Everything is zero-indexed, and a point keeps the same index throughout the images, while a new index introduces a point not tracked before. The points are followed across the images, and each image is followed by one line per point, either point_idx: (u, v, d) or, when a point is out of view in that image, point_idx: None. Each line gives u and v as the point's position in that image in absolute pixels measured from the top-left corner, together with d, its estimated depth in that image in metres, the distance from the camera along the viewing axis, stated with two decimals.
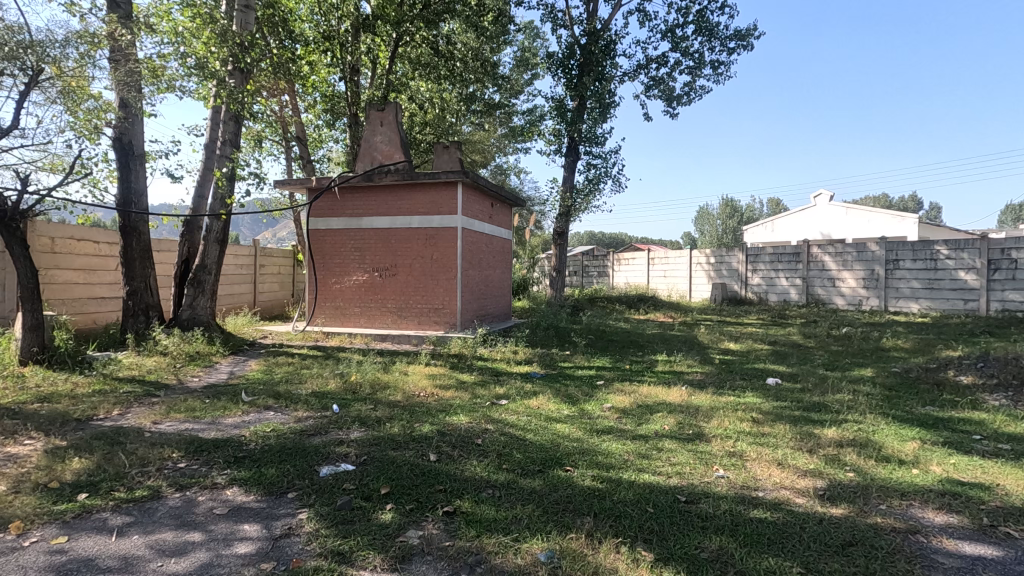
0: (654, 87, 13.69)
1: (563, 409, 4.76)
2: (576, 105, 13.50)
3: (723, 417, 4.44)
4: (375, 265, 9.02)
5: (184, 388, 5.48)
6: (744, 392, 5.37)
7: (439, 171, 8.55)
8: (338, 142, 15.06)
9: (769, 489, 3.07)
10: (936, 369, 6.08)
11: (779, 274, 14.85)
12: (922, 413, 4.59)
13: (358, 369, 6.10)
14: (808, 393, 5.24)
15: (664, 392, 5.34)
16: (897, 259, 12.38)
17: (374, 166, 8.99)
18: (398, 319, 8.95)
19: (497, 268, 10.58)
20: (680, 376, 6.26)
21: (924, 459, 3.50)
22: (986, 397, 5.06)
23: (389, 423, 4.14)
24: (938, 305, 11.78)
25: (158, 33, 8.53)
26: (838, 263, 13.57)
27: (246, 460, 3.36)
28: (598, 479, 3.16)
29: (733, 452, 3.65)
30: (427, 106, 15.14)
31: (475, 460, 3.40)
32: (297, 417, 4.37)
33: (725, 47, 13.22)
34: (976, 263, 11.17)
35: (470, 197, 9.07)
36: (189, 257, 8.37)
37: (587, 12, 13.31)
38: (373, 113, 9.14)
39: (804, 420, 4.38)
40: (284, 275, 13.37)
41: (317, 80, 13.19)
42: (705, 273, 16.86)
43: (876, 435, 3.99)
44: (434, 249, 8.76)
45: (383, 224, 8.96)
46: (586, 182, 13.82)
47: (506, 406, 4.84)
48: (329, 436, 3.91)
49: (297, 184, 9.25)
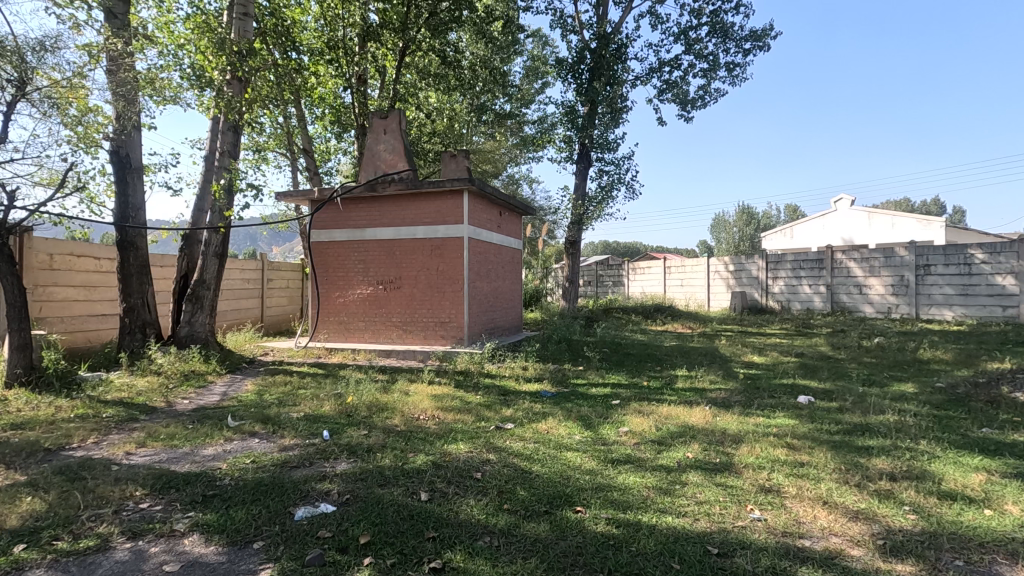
0: (667, 91, 13.29)
1: (575, 433, 4.33)
2: (587, 110, 13.14)
3: (754, 443, 3.96)
4: (379, 278, 8.69)
5: (171, 412, 5.15)
6: (774, 413, 4.88)
7: (444, 179, 8.20)
8: (346, 154, 14.88)
9: (816, 537, 2.60)
10: (987, 384, 5.52)
11: (802, 281, 14.25)
12: (980, 437, 4.07)
13: (356, 389, 5.73)
14: (846, 414, 4.74)
15: (686, 413, 4.88)
16: (928, 264, 11.74)
17: (377, 176, 8.70)
18: (403, 333, 8.60)
19: (507, 279, 10.19)
20: (703, 394, 5.79)
21: (996, 497, 3.01)
22: None
23: (381, 453, 3.75)
24: (974, 312, 11.09)
25: (158, 44, 8.38)
26: (864, 269, 12.96)
27: (215, 500, 2.98)
28: (613, 524, 2.72)
29: (769, 487, 3.18)
30: (436, 115, 14.90)
31: (471, 499, 2.98)
32: (283, 446, 3.99)
33: (740, 49, 12.80)
34: (1014, 267, 10.51)
35: (477, 206, 8.72)
36: (188, 271, 8.10)
37: (597, 16, 12.99)
38: (376, 121, 8.90)
39: (847, 447, 3.89)
40: (292, 289, 13.13)
41: (324, 92, 13.05)
42: (724, 281, 16.28)
43: (933, 465, 3.49)
44: (440, 260, 8.40)
45: (386, 235, 8.63)
46: (598, 190, 13.42)
47: (512, 430, 4.42)
48: (314, 468, 3.51)
49: (300, 196, 8.99)
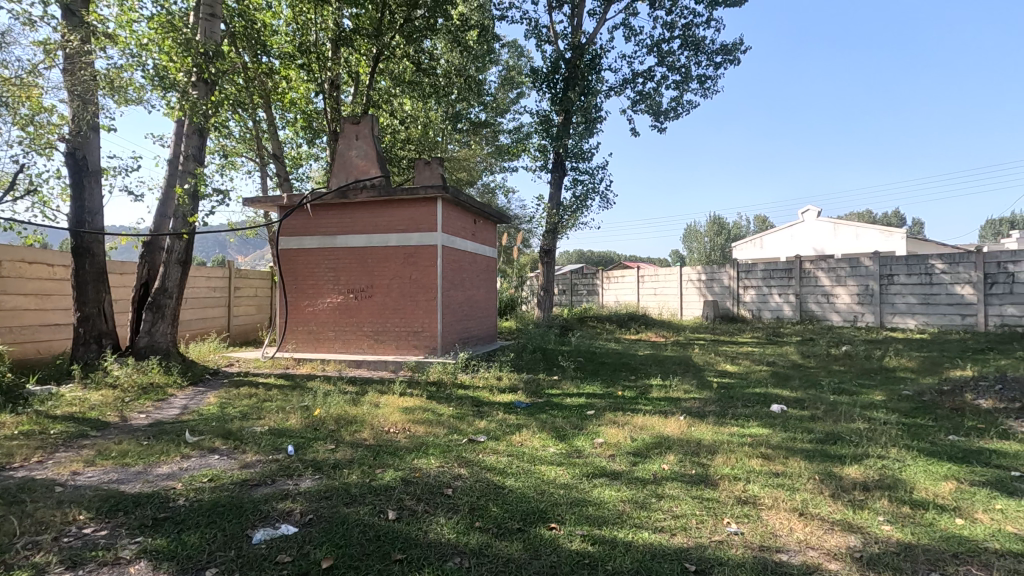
0: (640, 102, 13.43)
1: (551, 446, 4.24)
2: (561, 119, 13.17)
3: (729, 453, 3.94)
4: (350, 286, 8.49)
5: (125, 427, 4.88)
6: (748, 422, 4.87)
7: (417, 187, 8.08)
8: (318, 160, 14.62)
9: (793, 550, 2.56)
10: (951, 392, 5.62)
11: (772, 290, 14.51)
12: (948, 444, 4.13)
13: (325, 401, 5.53)
14: (818, 423, 4.77)
15: (662, 423, 4.84)
16: (892, 274, 12.08)
17: (349, 182, 8.52)
18: (374, 344, 8.40)
19: (481, 287, 10.07)
20: (677, 403, 5.77)
21: (967, 505, 3.02)
22: (1013, 423, 4.63)
23: (348, 469, 3.59)
24: (935, 321, 11.42)
25: (120, 44, 8.08)
26: (831, 278, 13.25)
27: (166, 524, 2.79)
28: (588, 541, 2.63)
29: (745, 499, 3.14)
30: (410, 122, 14.77)
31: (442, 517, 2.86)
32: (244, 462, 3.80)
33: (712, 62, 13.03)
34: (972, 277, 10.86)
35: (451, 214, 8.61)
36: (149, 279, 7.78)
37: (571, 27, 13.08)
38: (348, 127, 8.74)
39: (821, 456, 3.89)
40: (260, 298, 12.77)
41: (296, 97, 12.80)
42: (696, 290, 16.47)
43: (905, 474, 3.51)
44: (413, 268, 8.25)
45: (358, 242, 8.45)
46: (572, 199, 13.44)
47: (486, 444, 4.30)
48: (276, 487, 3.34)
49: (268, 201, 8.74)
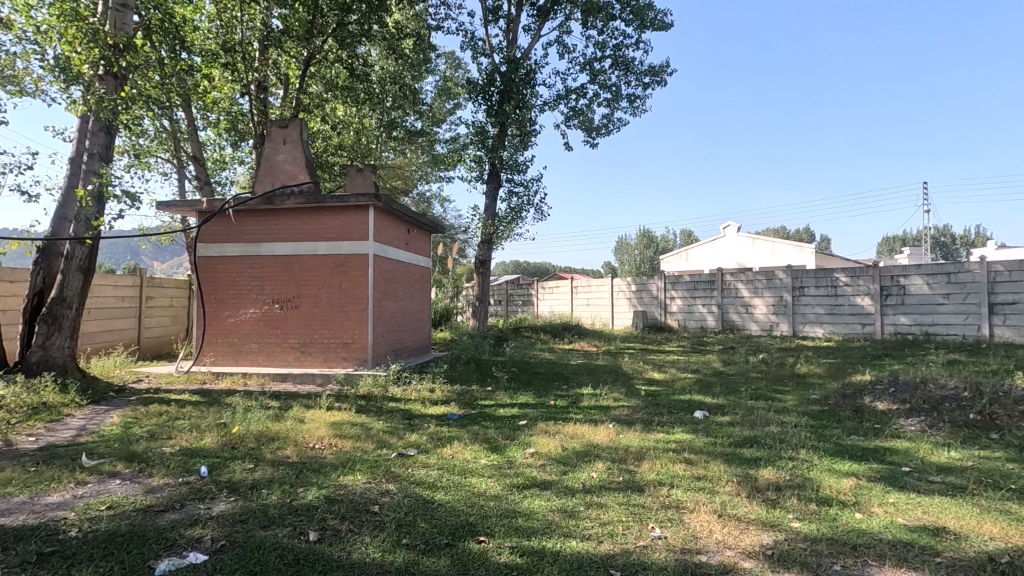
0: (573, 117, 13.80)
1: (482, 457, 4.21)
2: (497, 131, 13.29)
3: (655, 459, 4.06)
4: (275, 296, 8.11)
5: (10, 453, 4.38)
6: (673, 428, 5.06)
7: (348, 194, 7.86)
8: (243, 163, 13.93)
9: (712, 551, 2.66)
10: (853, 395, 6.10)
11: (696, 301, 15.23)
12: (850, 444, 4.46)
13: (244, 418, 5.23)
14: (737, 427, 5.03)
15: (591, 431, 4.93)
16: (802, 286, 13.01)
17: (275, 187, 8.17)
18: (301, 356, 8.06)
19: (415, 298, 9.92)
20: (607, 411, 5.90)
21: (865, 500, 3.27)
22: (904, 423, 5.08)
23: (267, 489, 3.40)
24: (840, 329, 12.39)
25: (14, 30, 7.36)
26: (749, 290, 14.08)
27: (54, 559, 2.52)
28: (517, 553, 2.62)
29: (669, 503, 3.24)
30: (343, 129, 14.41)
31: (367, 536, 2.76)
32: (150, 487, 3.51)
33: (640, 82, 13.60)
34: (871, 289, 11.90)
35: (384, 222, 8.44)
36: (43, 288, 7.07)
37: (506, 41, 13.27)
38: (275, 131, 8.41)
39: (738, 459, 4.10)
40: (176, 308, 11.93)
41: (219, 97, 12.16)
42: (627, 301, 17.02)
43: (812, 473, 3.76)
44: (343, 278, 8.01)
45: (284, 250, 8.10)
46: (508, 210, 13.55)
47: (416, 457, 4.21)
48: (185, 512, 3.10)
49: (185, 206, 8.21)
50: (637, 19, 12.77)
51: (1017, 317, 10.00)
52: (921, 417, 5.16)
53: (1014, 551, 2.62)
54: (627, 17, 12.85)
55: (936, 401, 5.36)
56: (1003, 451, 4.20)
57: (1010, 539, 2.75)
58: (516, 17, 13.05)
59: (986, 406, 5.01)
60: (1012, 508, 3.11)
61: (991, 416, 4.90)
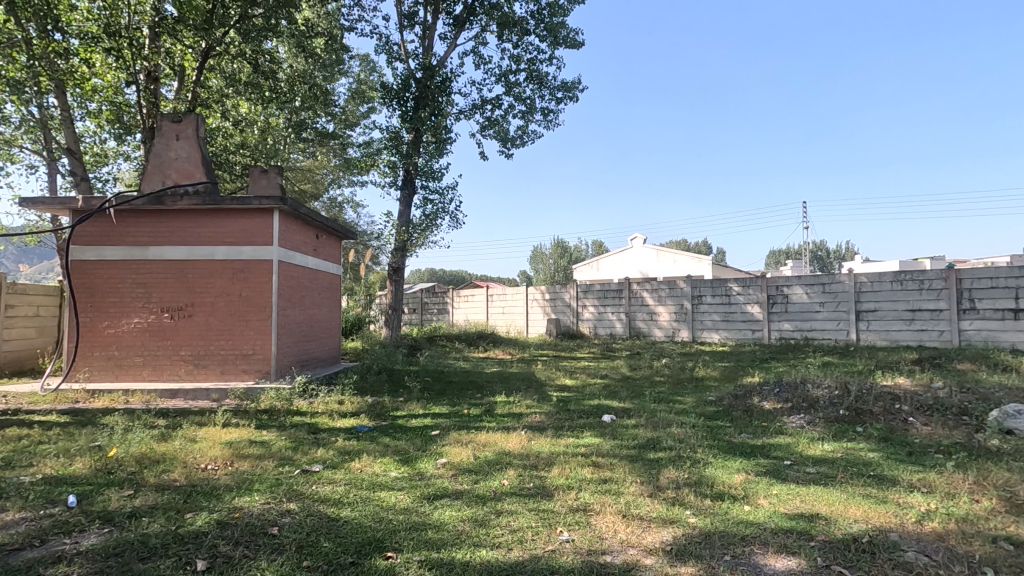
0: (489, 127, 13.94)
1: (392, 470, 4.09)
2: (412, 137, 13.11)
3: (564, 464, 4.16)
4: (164, 304, 7.44)
5: None
6: (582, 433, 5.21)
7: (251, 196, 7.41)
8: (129, 159, 12.72)
9: (617, 550, 2.76)
10: (743, 396, 6.60)
11: (606, 309, 15.85)
12: (740, 441, 4.83)
13: (124, 439, 4.73)
14: (641, 429, 5.27)
15: (504, 439, 4.96)
16: (700, 295, 13.94)
17: (166, 186, 7.53)
18: (194, 369, 7.43)
19: (323, 307, 9.51)
20: (519, 419, 5.96)
21: (752, 493, 3.54)
22: (786, 420, 5.58)
23: (149, 517, 3.09)
24: (733, 335, 13.39)
25: None
26: (654, 298, 14.87)
27: None
28: (426, 566, 2.57)
29: (577, 507, 3.32)
30: (246, 127, 13.59)
31: (265, 560, 2.60)
32: (3, 523, 3.07)
33: (554, 97, 14.02)
34: (759, 298, 13.00)
35: (290, 227, 8.04)
36: None
37: (422, 48, 13.18)
38: (166, 126, 7.76)
39: (642, 460, 4.30)
40: (42, 318, 10.59)
41: (101, 85, 11.04)
42: (541, 309, 17.37)
43: (707, 470, 4.02)
44: (243, 284, 7.51)
45: (176, 255, 7.46)
46: (422, 218, 13.39)
47: (321, 474, 4.01)
48: (47, 549, 2.74)
49: (55, 203, 7.34)
50: (551, 36, 13.17)
51: (878, 322, 11.43)
52: (801, 415, 5.69)
53: (873, 531, 2.95)
54: (541, 33, 13.21)
55: (813, 399, 5.94)
56: (866, 442, 4.73)
57: (870, 520, 3.09)
58: (431, 25, 12.99)
59: (853, 403, 5.62)
60: (871, 493, 3.51)
61: (857, 411, 5.50)
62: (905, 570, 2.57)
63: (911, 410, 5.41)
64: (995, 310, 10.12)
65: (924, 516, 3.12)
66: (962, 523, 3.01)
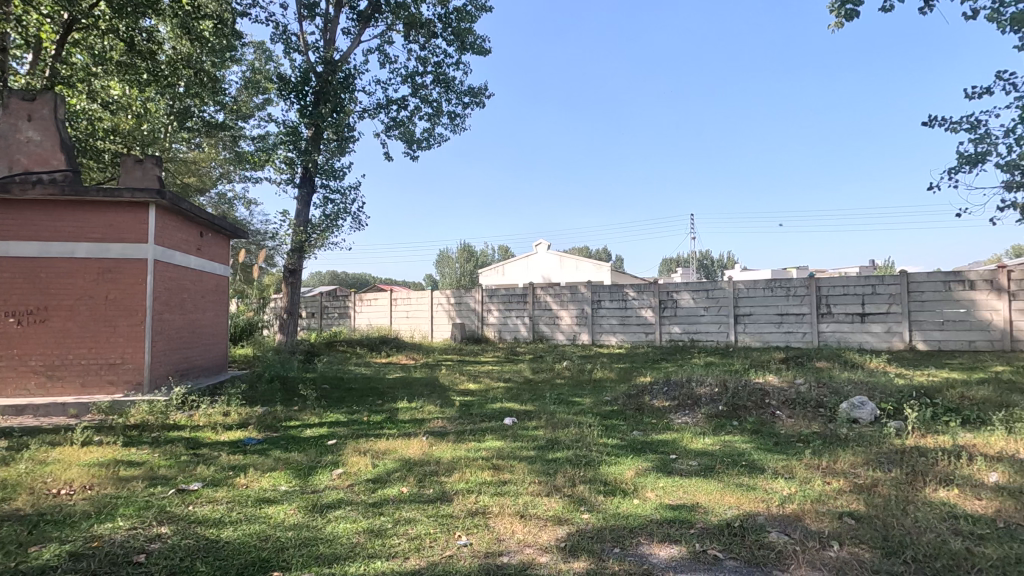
0: (394, 128, 13.65)
1: (282, 484, 3.85)
2: (311, 133, 12.52)
3: (465, 468, 4.16)
4: (10, 308, 6.48)
5: None
6: (484, 436, 5.23)
7: (122, 189, 6.68)
8: None
9: (513, 550, 2.81)
10: (636, 395, 6.97)
11: (511, 314, 16.08)
12: (632, 438, 5.11)
13: None
14: (541, 431, 5.40)
15: (404, 446, 4.85)
16: (600, 300, 14.57)
17: (13, 173, 6.57)
18: (47, 382, 6.54)
19: (208, 311, 8.77)
20: (421, 424, 5.88)
21: (641, 487, 3.76)
22: (674, 417, 5.97)
23: None
24: (629, 337, 14.13)
25: None
26: (556, 303, 15.31)
27: None
28: None
29: (476, 510, 3.33)
30: (119, 111, 12.25)
31: None
32: None
33: (460, 102, 14.03)
34: (652, 302, 13.84)
35: (169, 223, 7.35)
36: None
37: (323, 41, 12.63)
38: (14, 104, 6.79)
39: (540, 460, 4.41)
40: None
41: None
42: (446, 313, 17.25)
43: (601, 467, 4.21)
44: (111, 286, 6.74)
45: (26, 252, 6.53)
46: (322, 218, 12.80)
47: (201, 492, 3.69)
48: None
49: None
50: (458, 40, 13.18)
51: (753, 324, 12.65)
52: (686, 411, 6.13)
53: (743, 515, 3.25)
54: (448, 37, 13.18)
55: (697, 397, 6.41)
56: (741, 434, 5.19)
57: (742, 506, 3.40)
58: (333, 18, 12.48)
59: (730, 399, 6.15)
60: (743, 481, 3.86)
61: (733, 407, 6.03)
62: (768, 548, 2.85)
63: (778, 404, 6.02)
64: (846, 314, 11.76)
65: (786, 499, 3.49)
66: (815, 503, 3.41)
